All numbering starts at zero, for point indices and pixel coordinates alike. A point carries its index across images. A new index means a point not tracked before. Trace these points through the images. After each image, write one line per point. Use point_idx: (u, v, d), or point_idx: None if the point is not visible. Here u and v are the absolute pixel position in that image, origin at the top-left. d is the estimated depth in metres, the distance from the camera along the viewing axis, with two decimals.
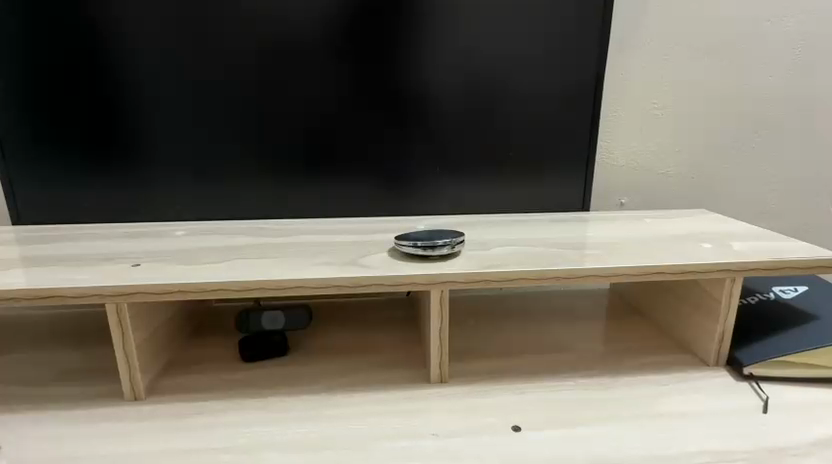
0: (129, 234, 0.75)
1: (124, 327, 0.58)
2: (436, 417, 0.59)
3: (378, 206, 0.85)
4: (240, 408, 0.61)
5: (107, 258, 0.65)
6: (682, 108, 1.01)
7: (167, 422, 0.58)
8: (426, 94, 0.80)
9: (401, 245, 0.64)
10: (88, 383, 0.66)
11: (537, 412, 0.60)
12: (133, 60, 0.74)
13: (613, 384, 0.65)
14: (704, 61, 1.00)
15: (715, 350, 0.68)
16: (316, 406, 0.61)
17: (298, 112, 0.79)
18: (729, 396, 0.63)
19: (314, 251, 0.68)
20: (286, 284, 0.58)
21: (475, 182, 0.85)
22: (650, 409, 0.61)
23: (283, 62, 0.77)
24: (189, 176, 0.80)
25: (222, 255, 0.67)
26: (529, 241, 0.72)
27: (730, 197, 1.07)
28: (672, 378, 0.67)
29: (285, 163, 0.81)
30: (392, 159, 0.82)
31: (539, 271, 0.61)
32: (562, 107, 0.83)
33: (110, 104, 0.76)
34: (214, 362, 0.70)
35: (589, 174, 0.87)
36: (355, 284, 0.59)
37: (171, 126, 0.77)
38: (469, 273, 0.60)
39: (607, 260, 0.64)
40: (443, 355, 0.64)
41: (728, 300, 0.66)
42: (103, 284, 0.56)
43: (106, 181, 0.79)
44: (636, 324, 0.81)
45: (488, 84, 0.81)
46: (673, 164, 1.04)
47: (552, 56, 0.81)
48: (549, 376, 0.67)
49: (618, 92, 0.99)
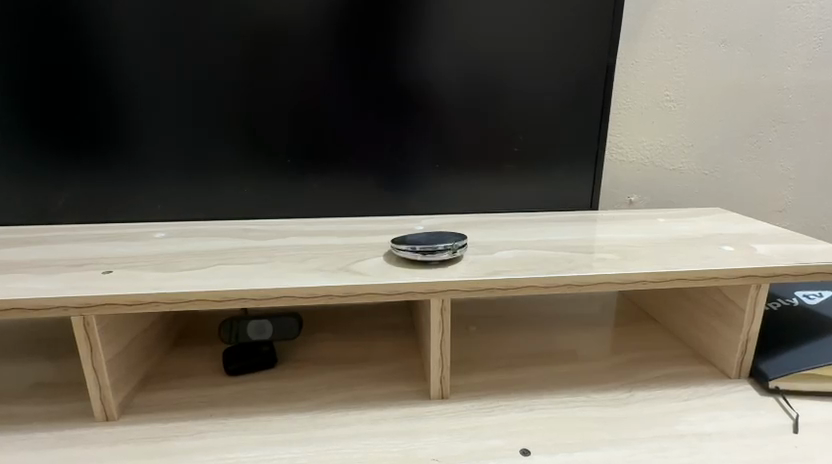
0: (106, 236, 0.70)
1: (92, 342, 0.53)
2: (437, 439, 0.53)
3: (373, 205, 0.79)
4: (222, 430, 0.55)
5: (76, 263, 0.60)
6: (694, 101, 0.96)
7: (141, 446, 0.53)
8: (425, 85, 0.74)
9: (399, 249, 0.59)
10: (58, 401, 0.60)
11: (546, 433, 0.55)
12: (108, 49, 0.68)
13: (628, 400, 0.60)
14: (719, 51, 0.94)
15: (737, 361, 0.64)
16: (305, 427, 0.56)
17: (288, 105, 0.73)
18: (755, 414, 0.58)
19: (304, 255, 0.62)
20: (270, 294, 0.53)
21: (475, 179, 0.80)
22: (670, 428, 0.55)
23: (271, 50, 0.71)
24: (171, 174, 0.74)
25: (203, 259, 0.61)
26: (536, 243, 0.67)
27: (746, 194, 1.02)
28: (692, 393, 0.62)
29: (273, 159, 0.75)
30: (389, 156, 0.77)
31: (550, 278, 0.56)
32: (571, 100, 0.77)
33: (86, 97, 0.70)
34: (196, 376, 0.65)
35: (599, 170, 0.81)
36: (348, 292, 0.54)
37: (151, 120, 0.71)
38: (473, 282, 0.55)
39: (622, 265, 0.59)
40: (443, 370, 0.59)
41: (753, 308, 0.61)
42: (67, 296, 0.51)
43: (83, 179, 0.73)
44: (650, 332, 0.77)
45: (492, 75, 0.75)
46: (686, 159, 0.98)
47: (561, 46, 0.75)
48: (559, 390, 0.62)
49: (628, 84, 0.94)
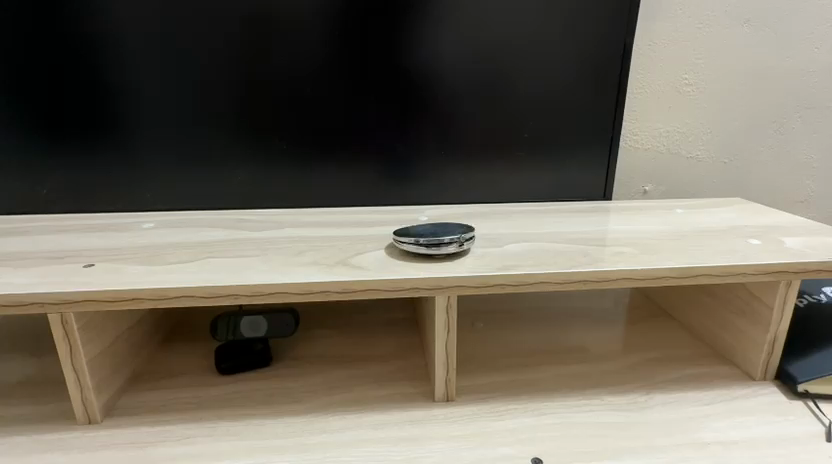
0: (91, 227, 0.66)
1: (72, 342, 0.49)
2: (443, 447, 0.50)
3: (375, 195, 0.75)
4: (211, 436, 0.52)
5: (57, 256, 0.55)
6: (714, 84, 0.91)
7: (125, 453, 0.49)
8: (430, 67, 0.70)
9: (401, 242, 0.55)
10: (39, 403, 0.56)
11: (560, 440, 0.51)
12: (90, 26, 0.64)
13: (646, 404, 0.57)
14: (742, 31, 0.89)
15: (763, 362, 0.59)
16: (301, 432, 0.52)
17: (284, 88, 0.69)
18: (784, 421, 0.53)
19: (300, 248, 0.58)
20: (261, 290, 0.49)
21: (483, 167, 0.75)
22: (693, 436, 0.52)
23: (265, 29, 0.66)
24: (160, 162, 0.70)
25: (192, 252, 0.57)
26: (548, 235, 0.63)
27: (766, 183, 0.97)
28: (714, 397, 0.58)
29: (268, 145, 0.71)
30: (391, 142, 0.72)
31: (565, 274, 0.51)
32: (585, 83, 0.73)
33: (68, 77, 0.65)
34: (186, 376, 0.61)
35: (614, 158, 0.76)
36: (345, 288, 0.50)
37: (139, 104, 0.67)
38: (481, 277, 0.50)
39: (642, 259, 0.55)
40: (449, 372, 0.55)
41: (782, 306, 0.56)
42: (43, 292, 0.47)
43: (66, 165, 0.68)
44: (667, 330, 0.72)
45: (502, 55, 0.70)
46: (703, 147, 0.94)
47: (576, 23, 0.70)
48: (572, 393, 0.58)
49: (645, 67, 0.89)
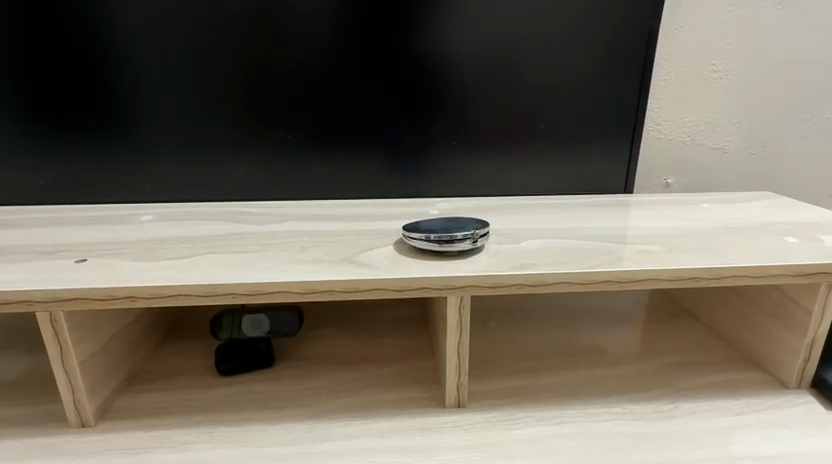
0: (87, 220, 0.63)
1: (62, 342, 0.46)
2: (454, 458, 0.47)
3: (383, 187, 0.71)
4: (210, 441, 0.49)
5: (49, 251, 0.53)
6: (743, 71, 0.86)
7: (116, 460, 0.46)
8: (443, 51, 0.66)
9: (411, 238, 0.51)
10: (33, 403, 0.54)
11: (579, 453, 0.47)
12: (83, 6, 0.60)
13: (672, 414, 0.53)
14: (774, 14, 0.84)
15: (798, 369, 0.55)
16: (303, 439, 0.49)
17: (287, 74, 0.65)
18: (821, 434, 0.50)
19: (303, 243, 0.55)
20: (259, 289, 0.46)
21: (497, 159, 0.71)
22: (725, 450, 0.48)
23: (266, 10, 0.62)
24: (158, 152, 0.66)
25: (190, 247, 0.54)
26: (567, 231, 0.59)
27: (795, 176, 0.92)
28: (745, 406, 0.54)
29: (270, 134, 0.67)
30: (401, 131, 0.68)
31: (586, 274, 0.48)
32: (607, 68, 0.68)
33: (61, 63, 0.62)
34: (185, 376, 0.59)
35: (636, 148, 0.72)
36: (350, 288, 0.46)
37: (136, 91, 0.64)
38: (496, 278, 0.47)
39: (670, 259, 0.51)
40: (460, 377, 0.52)
41: (822, 311, 0.52)
42: (30, 289, 0.44)
43: (61, 156, 0.65)
44: (691, 331, 0.69)
45: (520, 40, 0.66)
46: (730, 137, 0.89)
47: (600, 4, 0.65)
48: (592, 400, 0.55)
49: (671, 52, 0.84)
